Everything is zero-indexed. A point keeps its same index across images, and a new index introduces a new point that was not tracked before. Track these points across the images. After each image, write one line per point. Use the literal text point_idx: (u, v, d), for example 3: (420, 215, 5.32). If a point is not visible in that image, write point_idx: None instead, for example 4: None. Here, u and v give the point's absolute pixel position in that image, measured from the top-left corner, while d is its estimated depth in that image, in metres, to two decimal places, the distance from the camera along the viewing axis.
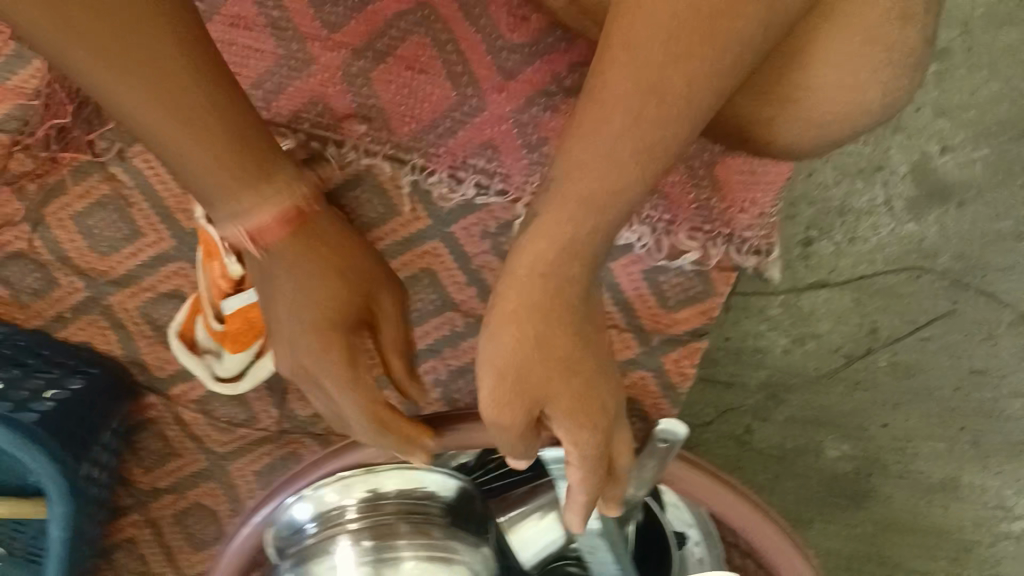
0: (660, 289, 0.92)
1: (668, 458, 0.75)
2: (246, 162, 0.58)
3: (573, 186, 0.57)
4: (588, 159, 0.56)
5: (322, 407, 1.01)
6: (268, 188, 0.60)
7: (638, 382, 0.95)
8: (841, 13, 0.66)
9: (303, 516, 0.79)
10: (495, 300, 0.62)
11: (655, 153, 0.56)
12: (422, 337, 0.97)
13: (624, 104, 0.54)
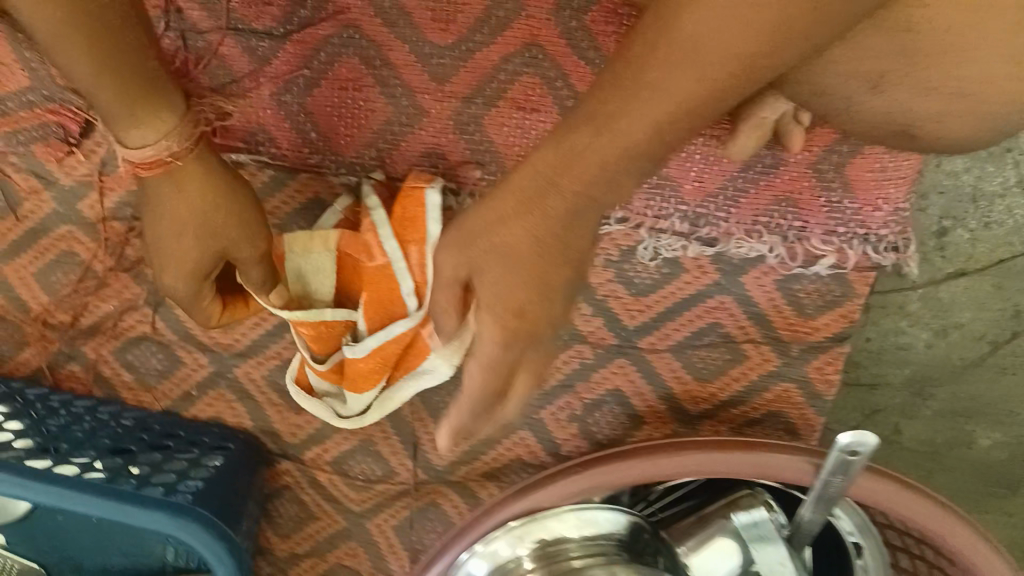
0: (796, 298, 0.90)
1: (856, 469, 0.70)
2: (141, 99, 0.62)
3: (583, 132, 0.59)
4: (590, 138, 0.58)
5: (458, 455, 0.99)
6: (149, 130, 0.64)
7: (782, 395, 0.93)
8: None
9: (479, 570, 0.79)
10: (492, 199, 0.67)
11: (626, 140, 0.57)
12: (553, 373, 0.95)
13: (650, 77, 0.54)
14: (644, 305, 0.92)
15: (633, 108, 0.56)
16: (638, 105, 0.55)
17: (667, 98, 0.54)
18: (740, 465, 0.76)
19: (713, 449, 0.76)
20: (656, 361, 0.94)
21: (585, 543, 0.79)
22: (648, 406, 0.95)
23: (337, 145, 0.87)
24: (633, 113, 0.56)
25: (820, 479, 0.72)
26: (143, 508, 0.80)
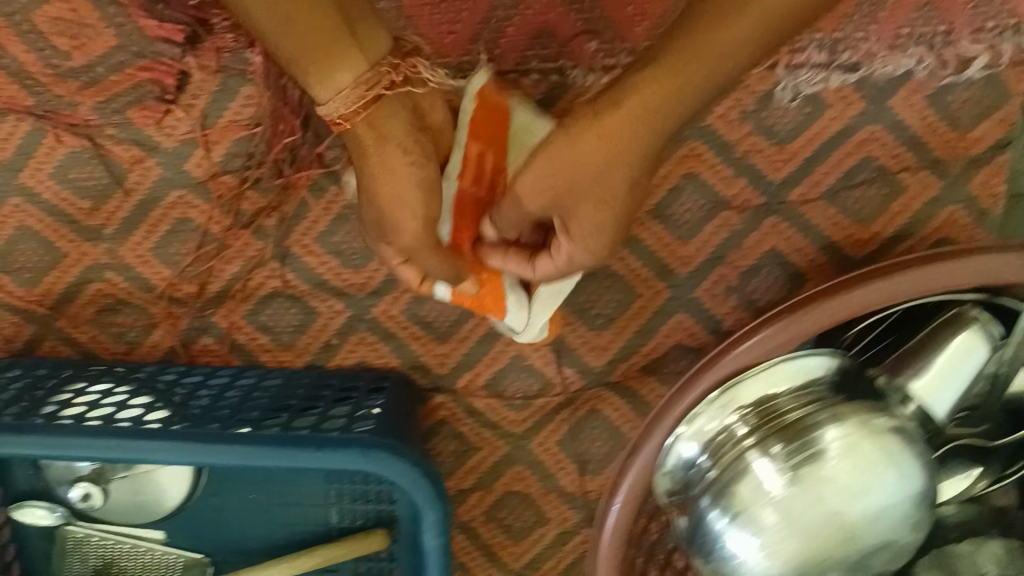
0: (950, 110, 0.84)
1: None
2: (323, 42, 0.64)
3: (607, 126, 0.66)
4: (658, 69, 0.65)
5: (615, 353, 0.94)
6: (340, 76, 0.66)
7: (952, 220, 0.88)
8: None
9: (691, 450, 0.75)
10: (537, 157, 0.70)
11: (623, 136, 0.66)
12: (702, 249, 0.90)
13: (652, 102, 0.65)
14: (788, 153, 0.86)
15: (711, 37, 0.63)
16: (710, 44, 0.63)
17: (728, 42, 0.63)
18: (959, 275, 0.69)
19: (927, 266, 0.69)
20: (810, 212, 0.88)
21: (801, 388, 0.74)
22: (809, 261, 0.89)
23: (442, 45, 0.83)
24: (707, 44, 0.63)
25: None
26: (325, 449, 0.77)
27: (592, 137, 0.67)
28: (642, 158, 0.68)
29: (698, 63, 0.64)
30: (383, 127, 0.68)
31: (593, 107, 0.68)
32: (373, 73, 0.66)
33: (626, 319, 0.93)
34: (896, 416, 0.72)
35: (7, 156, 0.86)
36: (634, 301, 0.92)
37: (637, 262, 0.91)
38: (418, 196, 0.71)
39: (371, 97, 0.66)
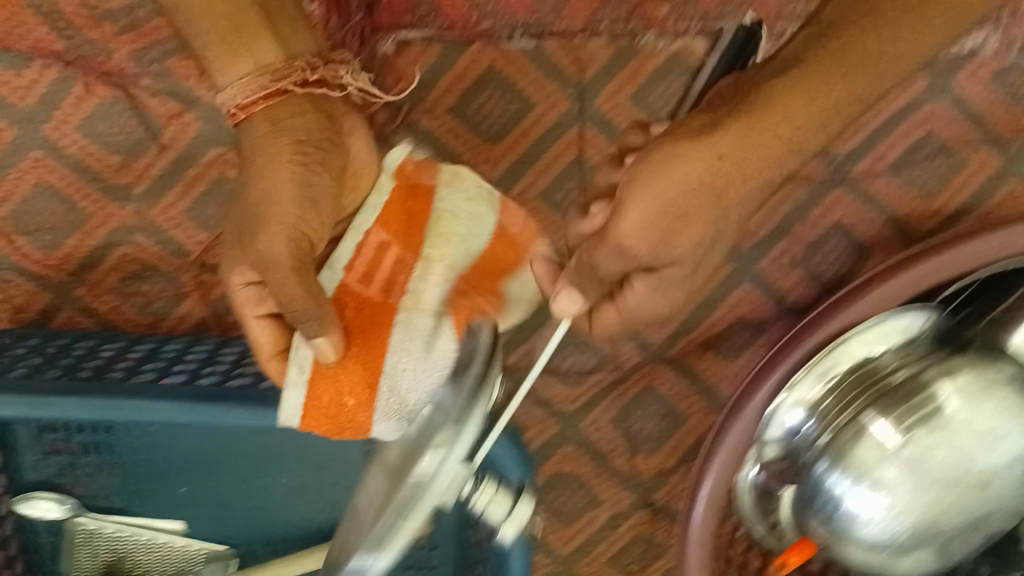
0: (1005, 86, 0.86)
1: None
2: (235, 24, 0.63)
3: (749, 147, 0.53)
4: (907, 19, 0.54)
5: (675, 328, 0.90)
6: (247, 59, 0.63)
7: (1010, 197, 0.88)
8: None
9: (799, 418, 0.73)
10: (668, 160, 0.52)
11: (751, 181, 0.55)
12: (766, 220, 0.88)
13: (728, 163, 0.53)
14: (853, 126, 0.86)
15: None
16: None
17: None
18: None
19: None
20: (876, 186, 0.87)
21: (910, 338, 0.72)
22: (874, 235, 0.87)
23: (510, 5, 0.80)
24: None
25: None
26: None
27: (725, 139, 0.53)
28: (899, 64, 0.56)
29: (744, 185, 0.54)
30: (257, 150, 0.62)
31: (769, 129, 0.54)
32: (264, 75, 0.63)
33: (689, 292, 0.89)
34: (997, 364, 0.69)
35: (28, 107, 0.78)
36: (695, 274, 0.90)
37: None
38: (265, 209, 0.59)
39: (265, 94, 0.63)
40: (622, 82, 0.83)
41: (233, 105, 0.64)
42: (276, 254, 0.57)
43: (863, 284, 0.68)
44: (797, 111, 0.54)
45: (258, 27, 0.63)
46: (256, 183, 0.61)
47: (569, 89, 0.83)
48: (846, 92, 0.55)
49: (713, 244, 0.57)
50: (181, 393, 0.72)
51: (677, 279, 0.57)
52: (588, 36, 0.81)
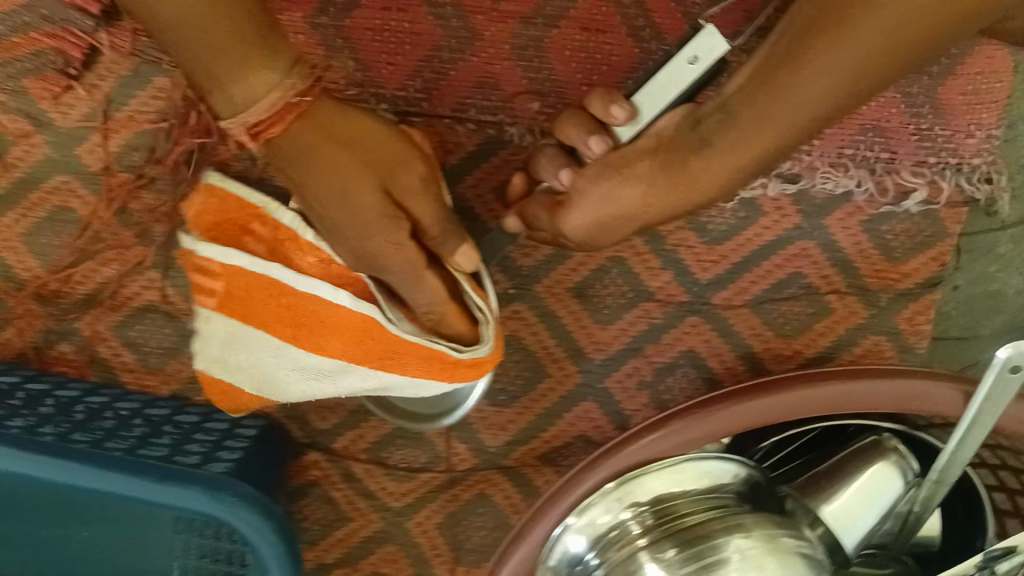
0: (884, 238, 0.82)
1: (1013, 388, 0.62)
2: (236, 47, 0.57)
3: (727, 160, 0.61)
4: (834, 63, 0.55)
5: (513, 435, 0.87)
6: (254, 89, 0.59)
7: (873, 349, 0.85)
8: (841, 32, 0.54)
9: (583, 545, 0.69)
10: (605, 188, 0.66)
11: (713, 182, 0.63)
12: (618, 336, 0.85)
13: (664, 189, 0.65)
14: (719, 254, 0.84)
15: (803, 80, 0.56)
16: (848, 81, 0.55)
17: (814, 105, 0.57)
18: (887, 391, 0.66)
19: (842, 380, 0.66)
20: (734, 318, 0.85)
21: (723, 492, 0.68)
22: (725, 368, 0.85)
23: (380, 75, 0.79)
24: (764, 126, 0.59)
25: (970, 411, 0.63)
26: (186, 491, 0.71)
27: (649, 180, 0.65)
28: (729, 192, 0.65)
29: (725, 170, 0.62)
30: (304, 157, 0.65)
31: (774, 126, 0.59)
32: (290, 82, 0.60)
33: (530, 399, 0.87)
34: (803, 536, 0.64)
35: None
36: (541, 382, 0.86)
37: (549, 338, 0.86)
38: (364, 179, 0.66)
39: (286, 104, 0.60)
40: (483, 173, 0.81)
41: (244, 124, 0.60)
42: (419, 182, 0.69)
43: (665, 419, 0.67)
44: (631, 224, 0.68)
45: (268, 51, 0.58)
46: (315, 177, 0.66)
47: None
48: (674, 204, 0.65)
49: (688, 202, 0.65)
50: (102, 458, 0.71)
51: (638, 221, 0.67)
52: (456, 122, 0.80)
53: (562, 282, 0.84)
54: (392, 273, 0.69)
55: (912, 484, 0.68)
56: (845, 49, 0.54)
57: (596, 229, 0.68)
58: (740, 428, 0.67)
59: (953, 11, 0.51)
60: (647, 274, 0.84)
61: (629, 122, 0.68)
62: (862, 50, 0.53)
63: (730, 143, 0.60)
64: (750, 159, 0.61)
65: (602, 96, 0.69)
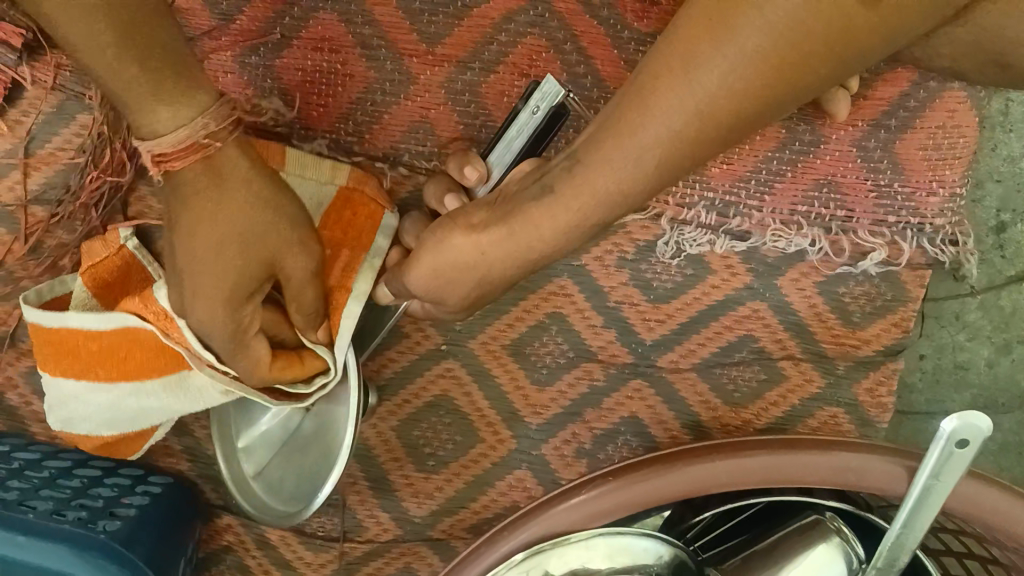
0: (841, 303, 0.77)
1: (960, 464, 0.58)
2: (151, 72, 0.51)
3: (560, 209, 0.57)
4: (695, 84, 0.50)
5: (441, 501, 0.82)
6: (167, 110, 0.52)
7: (829, 422, 0.79)
8: (689, 52, 0.50)
9: None
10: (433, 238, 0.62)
11: (553, 236, 0.58)
12: (556, 399, 0.80)
13: (497, 246, 0.59)
14: (664, 315, 0.78)
15: (649, 122, 0.52)
16: (694, 126, 0.52)
17: (651, 153, 0.53)
18: (818, 470, 0.64)
19: (773, 452, 0.65)
20: (679, 384, 0.80)
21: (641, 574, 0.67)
22: (670, 437, 0.80)
23: (309, 117, 0.75)
24: (608, 171, 0.54)
25: (918, 482, 0.59)
26: (46, 546, 0.67)
27: (484, 234, 0.59)
28: (561, 247, 0.60)
29: (561, 216, 0.57)
30: (185, 207, 0.55)
31: (619, 153, 0.54)
32: (202, 121, 0.52)
33: (462, 464, 0.82)
34: None
35: None
36: (473, 447, 0.81)
37: (483, 400, 0.81)
38: (245, 253, 0.57)
39: (196, 144, 0.53)
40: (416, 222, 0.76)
41: (150, 151, 0.52)
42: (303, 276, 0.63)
43: (602, 478, 0.67)
44: (460, 285, 0.62)
45: (184, 83, 0.52)
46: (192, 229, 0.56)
47: None
48: (509, 258, 0.60)
49: (537, 257, 0.60)
50: None
51: (486, 282, 0.62)
52: (387, 166, 0.75)
53: (497, 339, 0.79)
54: (211, 330, 0.61)
55: (856, 570, 0.65)
56: (693, 93, 0.50)
57: (436, 285, 0.63)
58: (664, 498, 0.66)
59: (812, 44, 0.47)
60: (586, 333, 0.79)
61: (483, 184, 0.70)
62: (710, 94, 0.50)
63: (568, 190, 0.56)
64: (606, 195, 0.56)
65: (458, 157, 0.71)
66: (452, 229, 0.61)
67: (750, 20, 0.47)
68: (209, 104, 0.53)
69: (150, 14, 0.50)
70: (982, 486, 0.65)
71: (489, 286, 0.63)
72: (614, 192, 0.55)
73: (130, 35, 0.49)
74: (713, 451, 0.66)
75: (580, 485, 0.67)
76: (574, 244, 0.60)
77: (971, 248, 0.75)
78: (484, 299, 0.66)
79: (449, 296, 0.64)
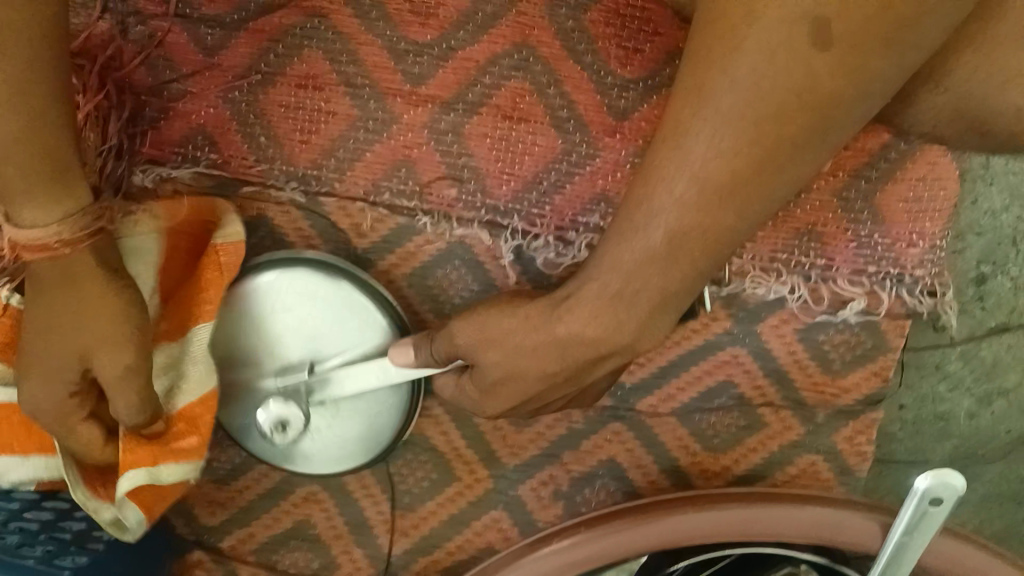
0: (821, 350, 0.76)
1: (936, 520, 0.60)
2: (42, 166, 0.53)
3: (589, 299, 0.56)
4: (690, 162, 0.51)
5: (418, 540, 0.82)
6: (51, 200, 0.54)
7: (808, 470, 0.79)
8: (682, 138, 0.51)
9: None
10: (475, 321, 0.62)
11: (605, 323, 0.57)
12: (534, 440, 0.80)
13: (540, 345, 0.58)
14: (644, 358, 0.78)
15: (656, 203, 0.53)
16: (706, 199, 0.51)
17: (670, 237, 0.53)
18: (791, 523, 0.66)
19: (746, 505, 0.67)
20: (658, 428, 0.79)
21: None
22: (649, 481, 0.80)
23: (291, 153, 0.74)
24: (630, 255, 0.55)
25: (891, 541, 0.61)
26: None
27: (524, 327, 0.59)
28: (595, 357, 0.59)
29: (597, 303, 0.56)
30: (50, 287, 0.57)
31: (637, 241, 0.54)
32: (69, 222, 0.55)
33: (439, 503, 0.81)
34: None
35: None
36: (449, 485, 0.81)
37: (460, 440, 0.80)
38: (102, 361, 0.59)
39: (51, 244, 0.55)
40: (396, 258, 0.75)
41: (12, 237, 0.55)
42: (120, 373, 0.60)
43: (579, 526, 0.69)
44: (489, 373, 0.61)
45: (55, 188, 0.54)
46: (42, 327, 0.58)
47: (342, 254, 0.76)
48: (553, 349, 0.58)
49: (590, 348, 0.58)
50: None
51: (530, 372, 0.60)
52: (371, 204, 0.75)
53: None
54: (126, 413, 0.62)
55: None
56: (692, 179, 0.51)
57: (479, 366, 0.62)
58: (636, 548, 0.67)
59: (796, 108, 0.48)
60: None
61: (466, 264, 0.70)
62: (705, 175, 0.51)
63: (601, 279, 0.56)
64: (644, 289, 0.55)
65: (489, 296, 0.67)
66: (497, 316, 0.62)
67: (722, 90, 0.49)
68: (77, 208, 0.56)
69: (39, 105, 0.51)
70: (958, 547, 0.65)
71: (542, 371, 0.59)
72: (651, 281, 0.55)
73: (33, 161, 0.52)
74: (690, 502, 0.68)
75: (556, 535, 0.69)
76: (635, 334, 0.57)
77: (950, 299, 0.75)
78: (543, 388, 0.61)
79: (492, 367, 0.61)
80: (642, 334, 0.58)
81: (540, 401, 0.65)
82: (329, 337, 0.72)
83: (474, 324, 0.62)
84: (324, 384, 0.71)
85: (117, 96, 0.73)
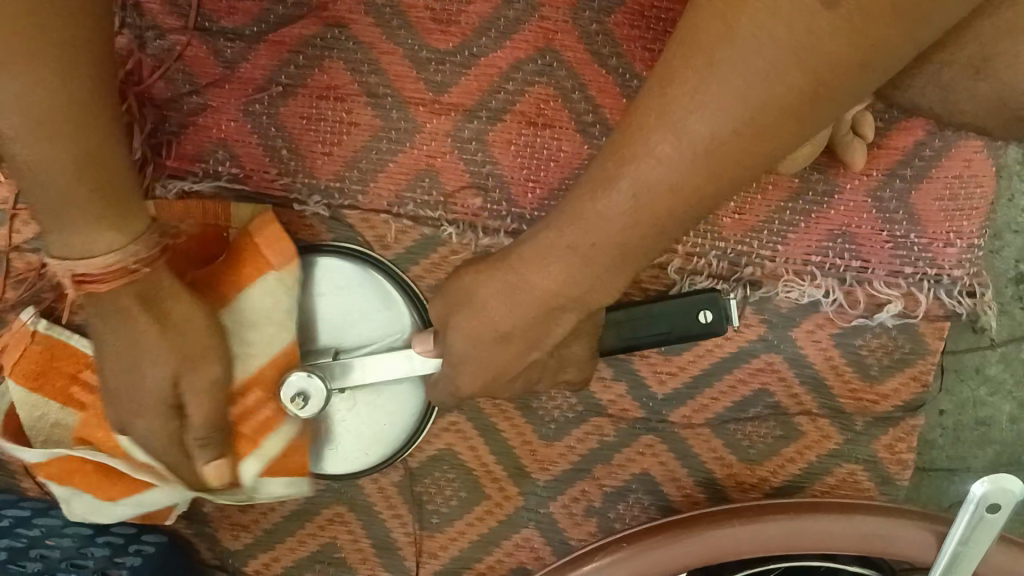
0: (859, 356, 0.74)
1: (996, 525, 0.58)
2: (100, 189, 0.55)
3: (558, 252, 0.56)
4: (676, 121, 0.48)
5: (446, 562, 0.79)
6: (113, 225, 0.57)
7: (848, 479, 0.77)
8: (672, 94, 0.49)
9: None
10: (464, 277, 0.61)
11: (570, 276, 0.56)
12: (565, 455, 0.78)
13: (510, 299, 0.58)
14: (676, 367, 0.76)
15: (636, 158, 0.51)
16: (683, 163, 0.49)
17: (640, 194, 0.51)
18: (841, 535, 0.64)
19: (793, 517, 0.64)
20: (692, 440, 0.77)
21: None
22: (684, 495, 0.78)
23: (313, 165, 0.73)
24: (601, 207, 0.53)
25: (950, 547, 0.59)
26: None
27: (496, 281, 0.59)
28: (548, 312, 0.58)
29: (567, 257, 0.56)
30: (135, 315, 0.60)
31: (608, 192, 0.52)
32: (131, 248, 0.58)
33: (467, 523, 0.79)
34: None
35: None
36: (478, 504, 0.79)
37: (489, 456, 0.78)
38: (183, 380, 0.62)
39: (122, 269, 0.58)
40: (421, 269, 0.74)
41: (71, 270, 0.57)
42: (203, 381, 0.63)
43: (619, 542, 0.66)
44: (458, 335, 0.61)
45: (118, 212, 0.57)
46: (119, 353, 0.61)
47: None
48: (521, 308, 0.58)
49: (550, 303, 0.58)
50: None
51: (499, 331, 0.59)
52: (394, 216, 0.73)
53: None
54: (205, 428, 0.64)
55: None
56: (674, 140, 0.49)
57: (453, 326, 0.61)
58: (679, 565, 0.65)
59: (797, 90, 0.45)
60: (596, 386, 0.77)
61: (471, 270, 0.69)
62: (688, 141, 0.49)
63: (571, 228, 0.55)
64: (607, 245, 0.54)
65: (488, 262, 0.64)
66: (478, 267, 0.61)
67: (729, 58, 0.45)
68: (139, 230, 0.59)
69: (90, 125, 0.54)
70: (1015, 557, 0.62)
71: (505, 331, 0.59)
72: (615, 237, 0.54)
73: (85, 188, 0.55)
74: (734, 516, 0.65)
75: (595, 552, 0.67)
76: (596, 290, 0.57)
77: (988, 299, 0.73)
78: (507, 354, 0.61)
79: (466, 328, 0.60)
80: (595, 290, 0.57)
81: (516, 378, 0.64)
82: (362, 328, 0.71)
83: (460, 283, 0.61)
84: (345, 369, 0.67)
85: (138, 110, 0.72)
